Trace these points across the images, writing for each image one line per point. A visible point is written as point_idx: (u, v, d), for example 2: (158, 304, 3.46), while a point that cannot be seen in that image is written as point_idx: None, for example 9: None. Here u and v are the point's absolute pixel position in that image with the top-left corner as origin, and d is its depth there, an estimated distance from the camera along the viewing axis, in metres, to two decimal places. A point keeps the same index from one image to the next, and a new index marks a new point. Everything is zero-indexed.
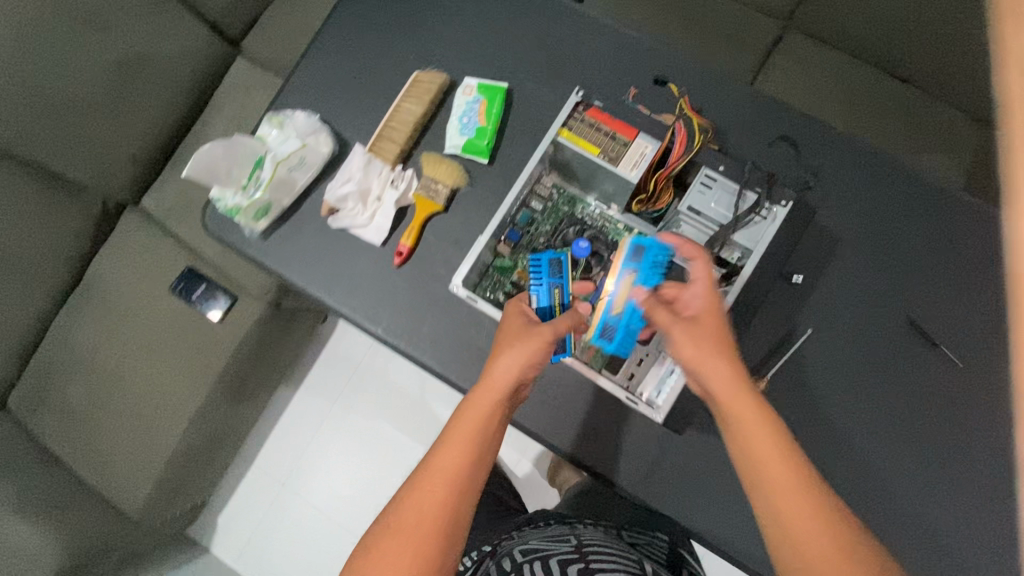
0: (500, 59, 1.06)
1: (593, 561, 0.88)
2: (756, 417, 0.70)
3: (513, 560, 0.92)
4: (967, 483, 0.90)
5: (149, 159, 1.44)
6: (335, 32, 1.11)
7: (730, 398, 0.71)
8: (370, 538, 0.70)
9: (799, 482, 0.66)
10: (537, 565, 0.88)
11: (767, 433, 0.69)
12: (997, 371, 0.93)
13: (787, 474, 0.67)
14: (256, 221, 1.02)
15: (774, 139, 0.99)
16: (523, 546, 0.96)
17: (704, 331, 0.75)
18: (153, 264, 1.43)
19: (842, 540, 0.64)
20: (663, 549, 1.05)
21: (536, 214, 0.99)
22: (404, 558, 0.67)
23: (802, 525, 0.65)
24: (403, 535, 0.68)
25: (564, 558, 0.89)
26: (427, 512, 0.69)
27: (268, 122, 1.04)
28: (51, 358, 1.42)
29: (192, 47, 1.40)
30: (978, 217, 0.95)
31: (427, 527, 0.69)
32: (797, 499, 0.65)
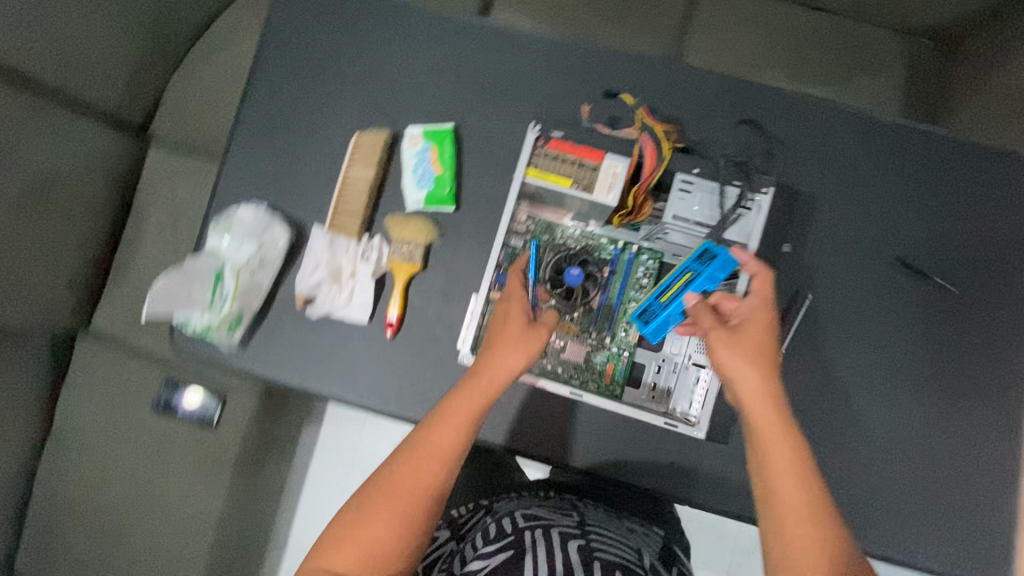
0: (439, 97, 1.01)
1: (594, 539, 0.82)
2: (781, 433, 0.74)
3: (512, 523, 0.85)
4: (979, 396, 0.96)
5: (83, 279, 1.30)
6: (257, 110, 1.03)
7: (751, 401, 0.76)
8: (364, 502, 0.73)
9: (809, 503, 0.70)
10: (537, 532, 0.81)
11: (789, 452, 0.73)
12: (983, 286, 0.98)
13: (799, 495, 0.71)
14: (232, 333, 0.96)
15: (729, 115, 0.99)
16: (524, 511, 0.90)
17: (741, 341, 0.80)
18: (128, 388, 1.34)
19: (829, 541, 0.69)
20: (660, 540, 1.00)
21: (518, 250, 0.96)
22: (390, 527, 0.71)
23: (796, 518, 0.70)
24: (394, 506, 0.72)
25: (566, 532, 0.83)
26: (418, 492, 0.73)
27: (216, 231, 0.97)
28: (43, 516, 1.31)
29: (93, 145, 1.23)
30: (935, 145, 0.99)
31: (417, 504, 0.73)
32: (804, 519, 0.69)
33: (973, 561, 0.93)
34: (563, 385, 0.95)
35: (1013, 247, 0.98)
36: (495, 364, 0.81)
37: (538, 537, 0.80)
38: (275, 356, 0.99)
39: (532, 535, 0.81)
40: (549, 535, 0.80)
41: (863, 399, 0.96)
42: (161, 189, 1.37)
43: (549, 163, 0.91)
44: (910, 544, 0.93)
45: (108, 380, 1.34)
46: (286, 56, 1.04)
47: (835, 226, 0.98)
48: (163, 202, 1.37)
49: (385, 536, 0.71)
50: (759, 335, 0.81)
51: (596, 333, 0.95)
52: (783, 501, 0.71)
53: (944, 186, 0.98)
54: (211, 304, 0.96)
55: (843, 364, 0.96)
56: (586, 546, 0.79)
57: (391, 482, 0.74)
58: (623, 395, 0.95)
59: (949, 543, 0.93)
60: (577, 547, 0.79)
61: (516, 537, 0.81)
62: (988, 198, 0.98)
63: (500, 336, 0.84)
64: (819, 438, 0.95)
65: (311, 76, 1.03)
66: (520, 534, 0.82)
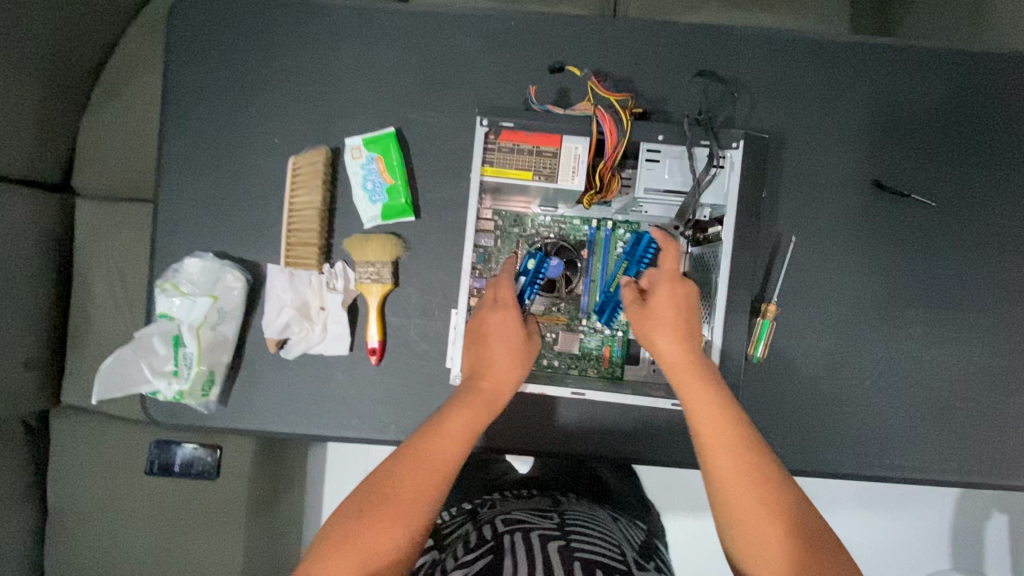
0: (375, 100, 0.94)
1: (574, 539, 0.74)
2: (707, 401, 0.71)
3: (492, 530, 0.79)
4: (976, 304, 0.95)
5: (45, 358, 1.17)
6: (181, 149, 0.94)
7: (679, 365, 0.74)
8: (353, 510, 0.65)
9: (745, 465, 0.67)
10: (517, 536, 0.75)
11: (716, 417, 0.70)
12: (967, 193, 0.95)
13: (734, 459, 0.68)
14: (207, 395, 0.90)
15: (681, 66, 0.93)
16: (504, 517, 0.83)
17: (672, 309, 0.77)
18: (112, 461, 1.20)
19: (766, 491, 0.67)
20: (641, 536, 0.93)
21: (491, 249, 0.91)
22: (391, 534, 0.63)
23: (733, 471, 0.67)
24: (394, 512, 0.64)
25: (546, 534, 0.76)
26: (422, 499, 0.66)
27: (164, 293, 0.89)
28: None
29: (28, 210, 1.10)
30: (896, 59, 0.95)
31: (419, 509, 0.65)
32: (741, 473, 0.67)
33: (984, 468, 0.95)
34: (562, 388, 0.85)
35: (987, 151, 0.95)
36: (498, 383, 0.77)
37: (516, 542, 0.73)
38: (259, 406, 0.93)
39: (511, 539, 0.74)
40: (527, 538, 0.74)
41: (860, 331, 0.95)
42: (99, 243, 1.21)
43: (505, 155, 0.79)
44: (923, 464, 0.95)
45: (92, 457, 1.20)
46: (198, 85, 0.94)
47: (808, 161, 0.94)
48: (104, 253, 1.21)
49: (386, 545, 0.63)
50: (674, 306, 0.77)
51: (586, 318, 0.92)
52: (720, 470, 0.68)
53: (910, 100, 0.95)
54: (175, 371, 0.89)
55: (837, 300, 0.95)
56: (567, 545, 0.72)
57: (391, 487, 0.66)
58: (624, 374, 0.93)
59: (959, 455, 0.95)
60: (557, 547, 0.72)
61: (493, 543, 0.74)
62: (956, 105, 0.95)
63: (499, 350, 0.79)
64: (823, 380, 0.94)
65: (232, 102, 0.94)
66: (497, 540, 0.75)
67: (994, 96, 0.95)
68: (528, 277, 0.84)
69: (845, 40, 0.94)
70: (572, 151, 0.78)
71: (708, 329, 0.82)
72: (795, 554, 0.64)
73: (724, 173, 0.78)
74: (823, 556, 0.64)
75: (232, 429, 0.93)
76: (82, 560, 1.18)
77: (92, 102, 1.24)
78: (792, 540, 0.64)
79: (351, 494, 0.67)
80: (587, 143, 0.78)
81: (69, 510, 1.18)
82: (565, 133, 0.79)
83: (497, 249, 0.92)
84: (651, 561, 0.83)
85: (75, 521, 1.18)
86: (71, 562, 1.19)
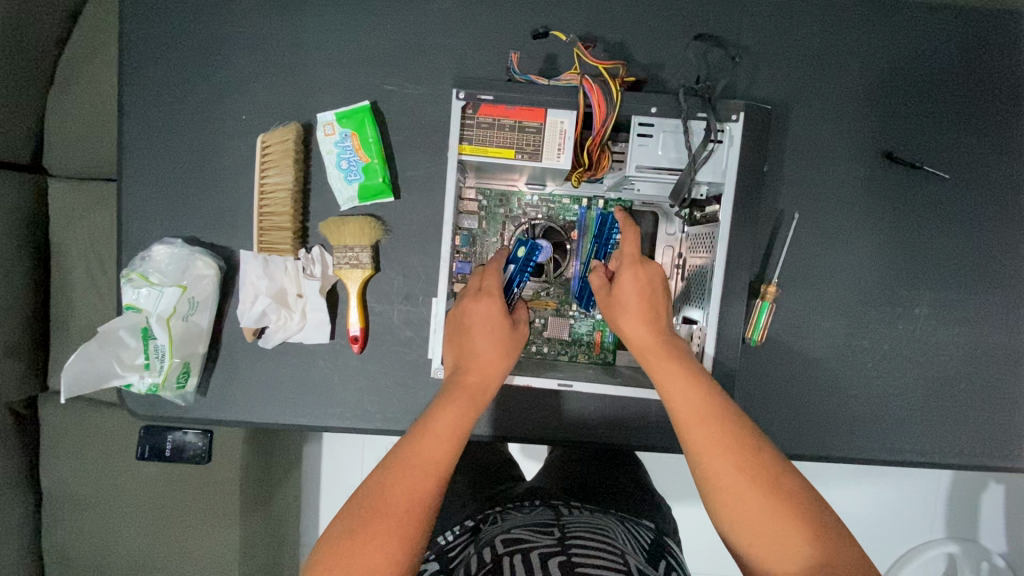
0: (347, 71, 0.87)
1: (577, 555, 0.72)
2: (678, 375, 0.68)
3: (491, 552, 0.76)
4: (989, 283, 0.91)
5: (28, 345, 1.13)
6: (143, 127, 0.88)
7: (651, 346, 0.70)
8: (345, 528, 0.62)
9: (723, 434, 0.64)
10: (517, 557, 0.72)
11: (689, 389, 0.67)
12: (984, 164, 0.89)
13: (710, 430, 0.64)
14: (184, 386, 0.86)
15: (678, 30, 0.86)
16: (503, 535, 0.80)
17: (646, 290, 0.73)
18: (102, 450, 1.17)
19: (761, 467, 0.63)
20: (648, 533, 0.91)
21: (476, 230, 0.87)
22: (387, 549, 0.61)
23: (720, 453, 0.63)
24: (388, 526, 0.61)
25: (546, 551, 0.73)
26: (416, 508, 0.63)
27: (129, 284, 0.85)
28: None
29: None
30: (912, 18, 0.87)
31: (413, 520, 0.63)
32: (729, 453, 0.63)
33: (988, 451, 0.92)
34: (549, 379, 0.81)
35: (1006, 118, 0.89)
36: (484, 375, 0.74)
37: (517, 564, 0.71)
38: (241, 397, 0.90)
39: (511, 561, 0.71)
40: (527, 559, 0.71)
41: (864, 312, 0.90)
42: (74, 229, 1.14)
43: (484, 132, 0.73)
44: (924, 448, 0.92)
45: (81, 444, 1.17)
46: (157, 57, 0.88)
47: (813, 132, 0.88)
48: (80, 238, 1.14)
49: (381, 562, 0.60)
50: (641, 284, 0.73)
51: (576, 303, 0.87)
52: (699, 443, 0.64)
53: (926, 63, 0.88)
54: (146, 364, 0.84)
55: (841, 280, 0.90)
56: (568, 562, 0.70)
57: (381, 500, 0.63)
58: (616, 360, 0.90)
59: (962, 438, 0.92)
60: (559, 565, 0.70)
61: (493, 567, 0.72)
62: (976, 68, 0.88)
63: (483, 343, 0.75)
64: (823, 363, 0.91)
65: (194, 75, 0.88)
66: (497, 562, 0.72)
67: (1018, 56, 0.88)
68: (517, 266, 0.80)
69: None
70: (557, 125, 0.72)
71: (703, 315, 0.78)
72: (789, 520, 0.60)
73: (722, 148, 0.72)
74: (817, 519, 0.60)
75: (213, 420, 0.91)
76: (79, 545, 1.18)
77: (59, 77, 1.15)
78: (784, 506, 0.60)
79: (339, 511, 0.64)
80: (574, 117, 0.72)
81: (63, 496, 1.17)
82: (550, 105, 0.73)
83: (482, 231, 0.87)
84: (660, 561, 0.81)
85: (71, 506, 1.17)
86: (68, 546, 1.18)
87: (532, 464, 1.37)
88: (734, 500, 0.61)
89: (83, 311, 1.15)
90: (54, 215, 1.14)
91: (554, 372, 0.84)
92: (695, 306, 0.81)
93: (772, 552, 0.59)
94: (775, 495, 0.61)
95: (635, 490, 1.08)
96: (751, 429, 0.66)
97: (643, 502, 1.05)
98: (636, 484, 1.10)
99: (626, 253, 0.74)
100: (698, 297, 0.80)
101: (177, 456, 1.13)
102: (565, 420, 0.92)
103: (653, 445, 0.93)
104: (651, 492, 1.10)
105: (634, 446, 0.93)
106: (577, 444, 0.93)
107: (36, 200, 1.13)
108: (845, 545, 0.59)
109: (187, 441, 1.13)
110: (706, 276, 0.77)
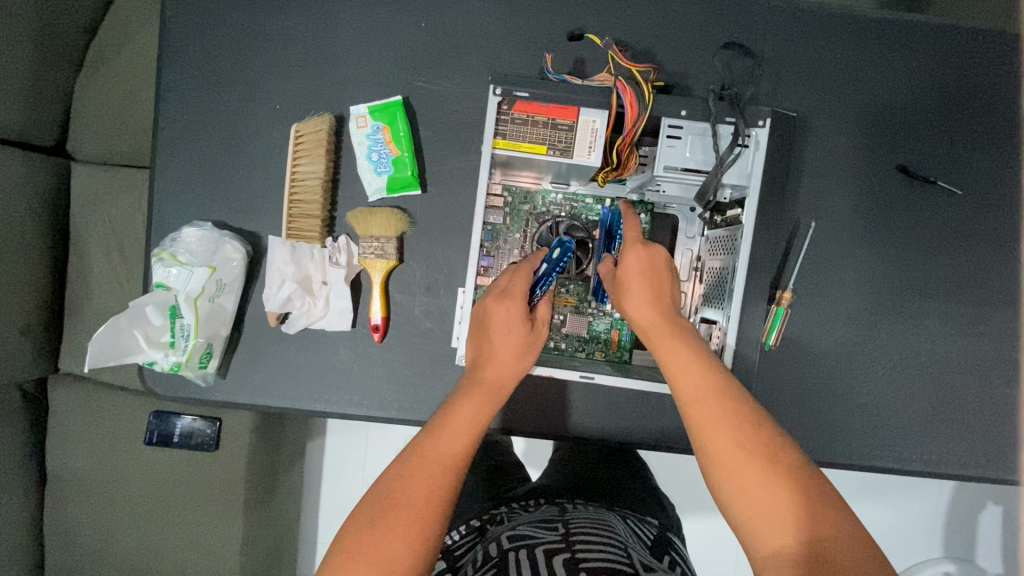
0: (381, 66, 0.90)
1: (581, 550, 0.72)
2: (680, 351, 0.69)
3: (497, 547, 0.76)
4: (996, 298, 0.93)
5: (42, 323, 1.13)
6: (178, 112, 0.90)
7: (652, 325, 0.72)
8: (365, 516, 0.63)
9: (724, 409, 0.64)
10: (522, 552, 0.72)
11: (690, 365, 0.68)
12: (994, 182, 0.92)
13: (711, 405, 0.65)
14: (205, 367, 0.87)
15: (704, 40, 0.89)
16: (509, 531, 0.80)
17: (649, 272, 0.74)
18: (109, 433, 1.16)
19: (762, 440, 0.63)
20: (652, 530, 0.91)
21: (500, 226, 0.88)
22: (405, 539, 0.61)
23: (719, 426, 0.64)
24: (407, 517, 0.62)
25: (551, 547, 0.73)
26: (435, 498, 0.64)
27: (161, 263, 0.86)
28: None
29: (22, 170, 1.06)
30: (929, 38, 0.90)
31: (431, 512, 0.63)
32: (728, 426, 0.63)
33: (993, 463, 0.93)
34: (571, 370, 0.83)
35: (1016, 139, 0.92)
36: (501, 373, 0.75)
37: (522, 559, 0.71)
38: (259, 380, 0.91)
39: (516, 557, 0.72)
40: (533, 556, 0.71)
41: (875, 320, 0.92)
42: (94, 211, 1.14)
43: (518, 128, 0.75)
44: (931, 458, 0.93)
45: (90, 425, 1.17)
46: (196, 44, 0.90)
47: (831, 144, 0.90)
48: (101, 220, 1.15)
49: (400, 553, 0.61)
50: (647, 266, 0.74)
51: (595, 300, 0.89)
52: (699, 418, 0.65)
53: (943, 82, 0.91)
54: (172, 341, 0.86)
55: (853, 289, 0.92)
56: (573, 557, 0.70)
57: (400, 493, 0.64)
58: (632, 359, 0.91)
59: (968, 450, 0.93)
60: (563, 560, 0.70)
61: (500, 562, 0.72)
62: (990, 88, 0.91)
63: (502, 343, 0.76)
64: (834, 369, 0.92)
65: (232, 64, 0.90)
66: (503, 557, 0.73)
67: None
68: (550, 265, 0.80)
69: (877, 16, 0.90)
70: (590, 124, 0.74)
71: (724, 316, 0.79)
72: (789, 496, 0.60)
73: (748, 152, 0.74)
74: (818, 495, 0.60)
75: (230, 402, 0.91)
76: (81, 528, 1.17)
77: (88, 63, 1.16)
78: (784, 481, 0.60)
79: (358, 503, 0.65)
80: (606, 116, 0.74)
81: (68, 477, 1.17)
82: (583, 105, 0.75)
83: (506, 227, 0.88)
84: (664, 558, 0.81)
85: (75, 488, 1.17)
86: (70, 528, 1.17)
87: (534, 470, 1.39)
88: (734, 475, 0.61)
89: (99, 292, 1.15)
90: (76, 197, 1.15)
91: (572, 367, 0.85)
92: (714, 307, 0.82)
93: (773, 528, 0.59)
94: (775, 470, 0.61)
95: (641, 491, 1.09)
96: (752, 403, 0.66)
97: (648, 500, 1.05)
98: (641, 484, 1.09)
99: (628, 237, 0.75)
100: (717, 299, 0.82)
101: (185, 444, 1.14)
102: (578, 417, 0.94)
103: (664, 444, 0.94)
104: (657, 494, 1.10)
105: (644, 444, 0.94)
106: (590, 442, 0.94)
107: (59, 181, 1.14)
108: (848, 523, 0.58)
109: (192, 430, 1.14)
110: (728, 277, 0.78)
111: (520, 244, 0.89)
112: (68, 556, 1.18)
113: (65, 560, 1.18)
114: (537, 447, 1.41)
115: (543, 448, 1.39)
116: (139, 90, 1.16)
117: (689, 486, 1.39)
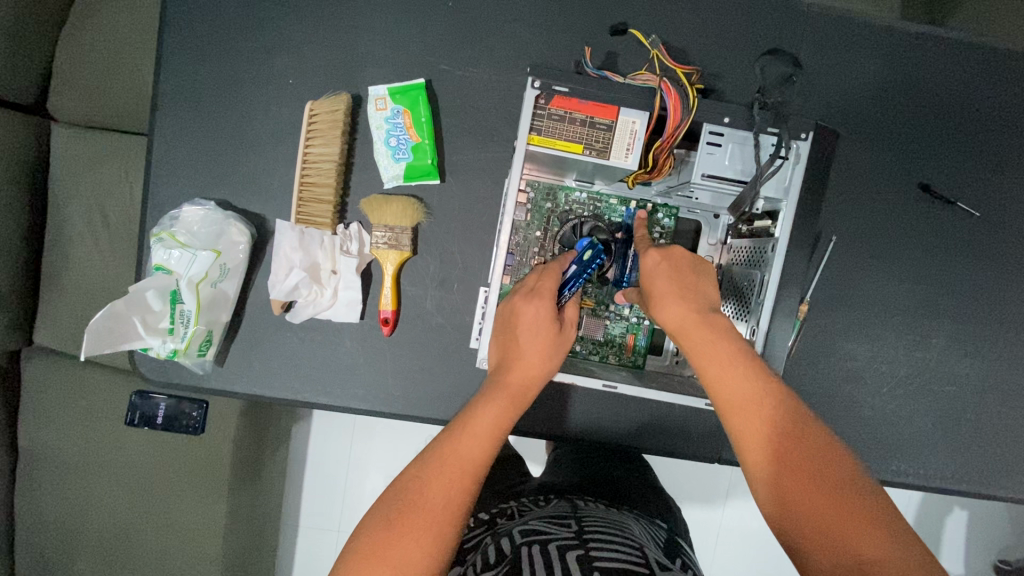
0: (402, 47, 0.85)
1: (594, 548, 0.71)
2: (719, 352, 0.65)
3: (509, 543, 0.74)
4: (1001, 318, 0.94)
5: (15, 294, 1.06)
6: (180, 80, 0.83)
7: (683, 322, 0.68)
8: (380, 519, 0.61)
9: (764, 409, 0.62)
10: (535, 548, 0.71)
11: (728, 365, 0.65)
12: (1011, 206, 0.92)
13: (751, 407, 0.63)
14: (205, 355, 0.83)
15: (743, 42, 0.86)
16: (520, 526, 0.79)
17: (682, 270, 0.71)
18: (88, 413, 1.10)
19: (805, 438, 0.60)
20: (661, 531, 0.90)
21: (522, 223, 0.85)
22: (421, 545, 0.59)
23: (757, 423, 0.62)
24: (424, 521, 0.60)
25: (565, 545, 0.72)
26: (453, 502, 0.62)
27: (160, 244, 0.82)
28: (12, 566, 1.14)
29: None
30: (963, 55, 0.89)
31: (449, 516, 0.62)
32: (767, 423, 0.62)
33: (985, 482, 0.95)
34: (594, 378, 0.79)
35: None
36: (527, 376, 0.71)
37: (534, 555, 0.69)
38: (260, 367, 0.87)
39: (528, 553, 0.70)
40: (545, 551, 0.70)
41: (886, 336, 0.93)
42: (75, 178, 1.06)
43: (554, 124, 0.72)
44: (928, 471, 0.95)
45: (68, 402, 1.10)
46: (203, 4, 0.83)
47: (859, 158, 0.90)
48: (83, 185, 1.06)
49: (417, 557, 0.59)
50: (678, 262, 0.71)
51: (614, 304, 0.87)
52: (738, 419, 0.63)
53: (971, 101, 0.90)
54: (171, 329, 0.82)
55: (868, 303, 0.92)
56: (587, 556, 0.69)
57: (417, 495, 0.62)
58: (645, 364, 0.90)
59: (962, 466, 0.95)
60: (577, 557, 0.68)
61: (511, 557, 0.70)
62: (1012, 112, 0.91)
63: (527, 343, 0.72)
64: (843, 384, 0.93)
65: (244, 32, 0.84)
66: (515, 553, 0.71)
67: None
68: (579, 267, 0.77)
69: (911, 29, 0.88)
70: (629, 125, 0.71)
71: (748, 328, 0.78)
72: (840, 500, 0.56)
73: (788, 165, 0.73)
74: (869, 501, 0.56)
75: (231, 391, 0.87)
76: (55, 510, 1.11)
77: (74, 16, 1.07)
78: (832, 483, 0.57)
79: (374, 504, 0.63)
80: (647, 118, 0.71)
81: (42, 458, 1.10)
82: (622, 104, 0.72)
83: (527, 224, 0.85)
84: (676, 560, 0.80)
85: (49, 469, 1.10)
86: (41, 510, 1.11)
87: (534, 466, 1.39)
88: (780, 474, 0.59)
89: (79, 264, 1.08)
90: (56, 161, 1.07)
91: (591, 373, 0.83)
92: (736, 319, 0.81)
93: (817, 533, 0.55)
94: (823, 472, 0.58)
95: (646, 488, 1.08)
96: (793, 401, 0.63)
97: (656, 503, 1.04)
98: (645, 486, 1.09)
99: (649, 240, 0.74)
100: (740, 310, 0.81)
101: (168, 425, 1.06)
102: (586, 417, 0.93)
103: (671, 449, 0.94)
104: (660, 492, 1.10)
105: (651, 448, 0.94)
106: (598, 444, 0.93)
107: (39, 143, 1.06)
108: (902, 533, 0.54)
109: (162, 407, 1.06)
110: (756, 290, 0.76)
111: (542, 242, 0.85)
112: (39, 539, 1.12)
113: (35, 545, 1.12)
114: (535, 441, 1.40)
115: (539, 444, 1.39)
116: (130, 50, 1.07)
117: (679, 485, 1.41)
